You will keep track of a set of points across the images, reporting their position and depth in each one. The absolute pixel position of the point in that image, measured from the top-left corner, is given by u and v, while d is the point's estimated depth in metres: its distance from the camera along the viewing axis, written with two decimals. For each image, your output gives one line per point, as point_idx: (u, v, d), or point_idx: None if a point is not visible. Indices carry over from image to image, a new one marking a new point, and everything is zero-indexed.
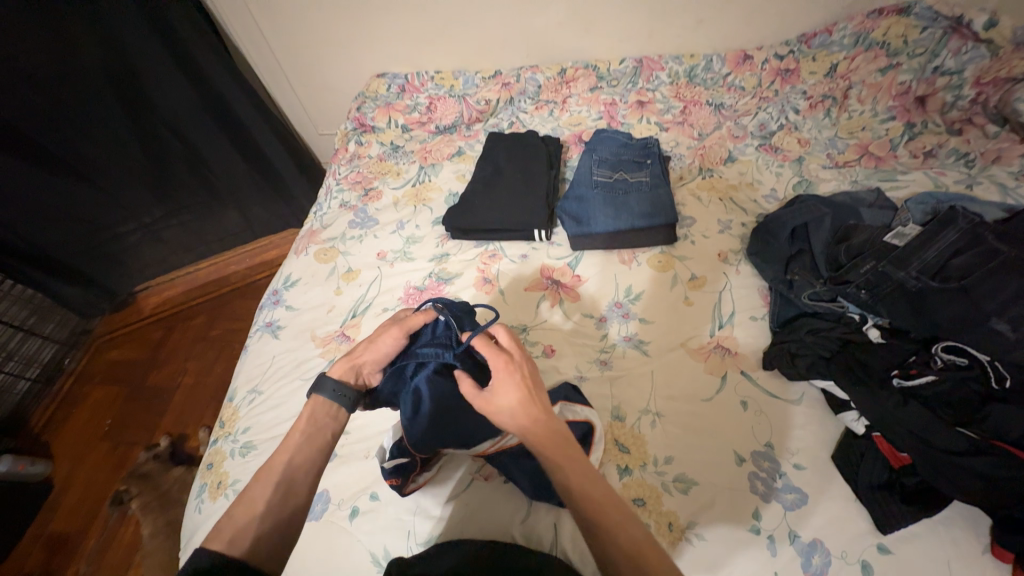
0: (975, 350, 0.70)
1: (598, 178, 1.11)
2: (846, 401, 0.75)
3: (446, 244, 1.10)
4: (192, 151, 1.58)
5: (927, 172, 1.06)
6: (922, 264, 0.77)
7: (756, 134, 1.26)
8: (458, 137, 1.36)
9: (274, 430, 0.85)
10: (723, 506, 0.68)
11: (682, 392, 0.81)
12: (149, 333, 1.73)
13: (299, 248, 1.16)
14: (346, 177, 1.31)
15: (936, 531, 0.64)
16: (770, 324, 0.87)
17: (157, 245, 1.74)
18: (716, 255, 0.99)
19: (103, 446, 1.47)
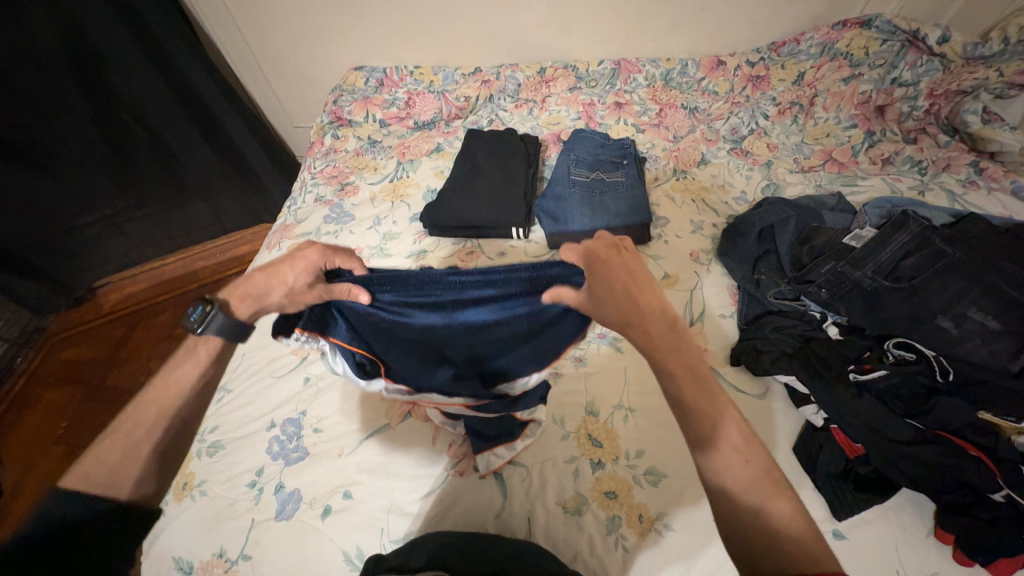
0: (923, 346, 0.74)
1: (575, 177, 1.12)
2: (806, 395, 0.78)
3: (424, 241, 1.09)
4: (158, 140, 1.52)
5: (884, 178, 1.11)
6: (876, 265, 0.81)
7: (728, 138, 1.30)
8: (437, 133, 1.36)
9: (243, 429, 0.84)
10: (691, 497, 0.71)
11: (653, 388, 0.84)
12: (110, 332, 1.66)
13: (271, 243, 1.13)
14: (321, 171, 1.28)
15: (886, 517, 0.68)
16: (738, 321, 0.90)
17: (119, 237, 1.66)
18: (689, 254, 1.02)
19: (59, 449, 1.40)
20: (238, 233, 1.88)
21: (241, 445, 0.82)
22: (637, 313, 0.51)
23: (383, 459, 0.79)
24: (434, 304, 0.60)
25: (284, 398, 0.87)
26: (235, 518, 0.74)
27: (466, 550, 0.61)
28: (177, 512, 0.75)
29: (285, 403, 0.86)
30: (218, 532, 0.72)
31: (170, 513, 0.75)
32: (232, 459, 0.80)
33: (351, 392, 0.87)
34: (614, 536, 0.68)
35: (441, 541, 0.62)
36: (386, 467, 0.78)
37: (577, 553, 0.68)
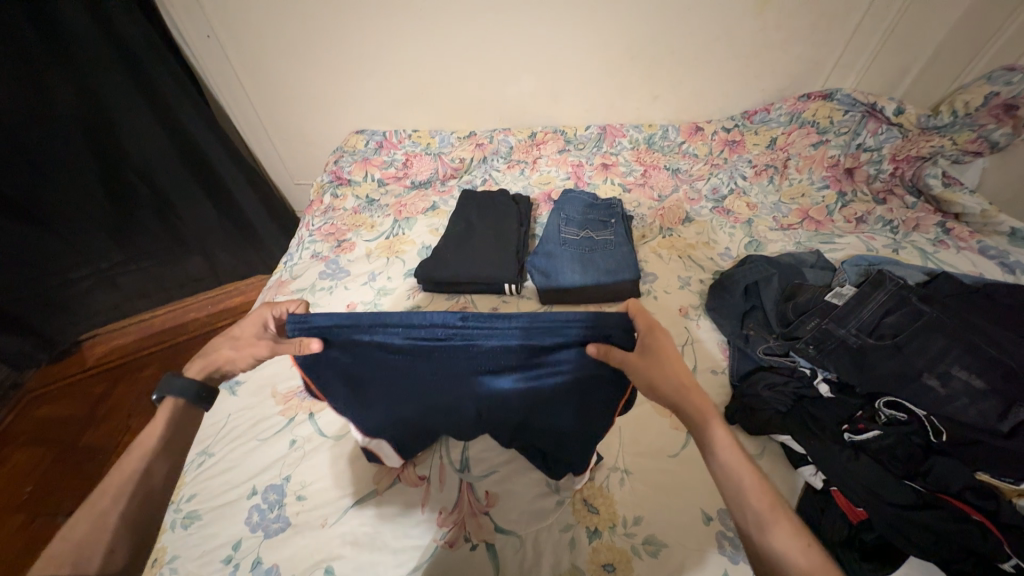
0: (913, 406, 0.74)
1: (566, 235, 1.16)
2: (804, 455, 0.77)
3: (418, 296, 1.11)
4: (160, 198, 1.57)
5: (860, 237, 1.16)
6: (859, 322, 0.84)
7: (710, 197, 1.37)
8: (432, 192, 1.41)
9: (224, 496, 0.80)
10: (691, 566, 0.68)
11: (649, 448, 0.82)
12: (90, 387, 1.63)
13: (265, 299, 1.12)
14: (319, 228, 1.31)
15: None
16: (730, 378, 0.90)
17: (110, 291, 1.68)
18: (678, 309, 1.03)
19: (19, 516, 1.32)
20: (232, 285, 1.92)
21: (221, 514, 0.78)
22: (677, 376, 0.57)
23: (370, 530, 0.74)
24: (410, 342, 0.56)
25: (270, 461, 0.84)
26: None
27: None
28: None
29: (269, 467, 0.83)
30: None
31: None
32: (209, 531, 0.76)
33: (339, 454, 0.84)
34: None
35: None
36: (374, 538, 0.73)
37: None
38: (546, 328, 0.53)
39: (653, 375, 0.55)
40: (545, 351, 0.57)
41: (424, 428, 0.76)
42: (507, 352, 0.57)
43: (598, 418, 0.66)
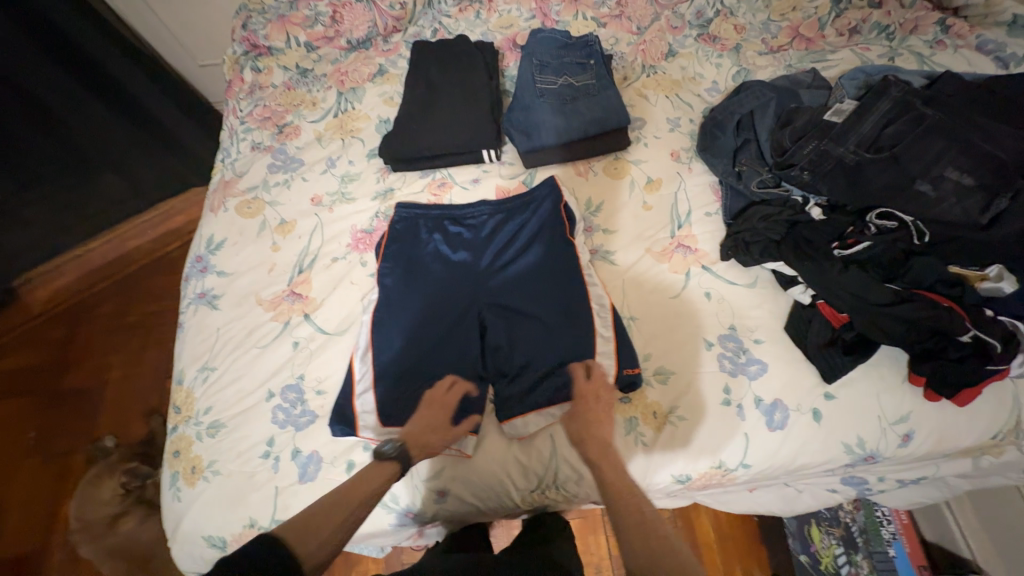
0: (902, 213, 0.77)
1: (541, 85, 1.02)
2: (794, 277, 0.83)
3: (388, 178, 1.01)
4: (36, 107, 1.36)
5: (853, 49, 1.08)
6: (858, 138, 0.81)
7: (694, 24, 1.21)
8: (375, 53, 1.18)
9: (241, 405, 0.79)
10: (700, 391, 0.77)
11: (652, 294, 0.85)
12: (47, 334, 1.56)
13: (213, 204, 0.98)
14: (249, 113, 1.09)
15: (869, 372, 0.77)
16: (724, 218, 0.91)
17: (21, 227, 1.48)
18: (670, 155, 0.98)
19: (37, 457, 1.38)
20: (166, 203, 1.70)
21: (244, 420, 0.78)
22: (642, 291, 0.85)
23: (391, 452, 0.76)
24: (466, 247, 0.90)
25: (276, 365, 0.82)
26: (258, 489, 0.73)
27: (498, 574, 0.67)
28: (196, 493, 0.74)
29: (278, 371, 0.82)
30: (243, 505, 0.73)
31: (188, 497, 0.74)
32: (237, 436, 0.77)
33: (347, 349, 0.84)
34: (633, 434, 0.75)
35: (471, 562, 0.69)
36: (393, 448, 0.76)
37: None
38: (538, 228, 0.90)
39: (616, 276, 0.87)
40: (544, 280, 0.84)
41: (438, 358, 0.80)
42: (523, 272, 0.86)
43: (593, 327, 0.78)
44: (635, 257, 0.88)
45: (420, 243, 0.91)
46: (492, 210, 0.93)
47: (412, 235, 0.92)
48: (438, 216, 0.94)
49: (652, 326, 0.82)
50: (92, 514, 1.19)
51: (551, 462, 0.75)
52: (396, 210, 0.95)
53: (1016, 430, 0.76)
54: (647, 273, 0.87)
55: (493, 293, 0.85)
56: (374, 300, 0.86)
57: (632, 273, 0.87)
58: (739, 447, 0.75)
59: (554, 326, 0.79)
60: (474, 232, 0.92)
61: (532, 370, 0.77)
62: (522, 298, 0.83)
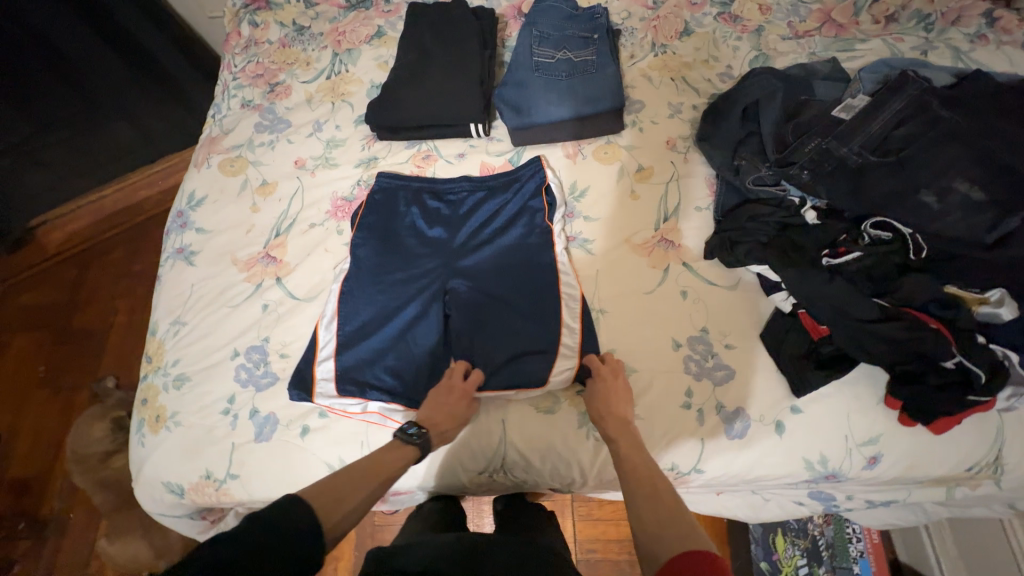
0: (900, 224, 0.70)
1: (539, 59, 0.97)
2: (778, 283, 0.78)
3: (373, 146, 0.98)
4: (51, 51, 1.41)
5: (886, 39, 0.99)
6: (865, 138, 0.75)
7: (716, 1, 1.11)
8: (375, 14, 1.13)
9: (207, 361, 0.81)
10: (661, 392, 0.75)
11: (626, 288, 0.82)
12: (60, 275, 1.61)
13: (198, 160, 0.98)
14: (242, 69, 1.08)
15: (842, 390, 0.73)
16: (714, 214, 0.86)
17: (36, 169, 1.54)
18: (665, 142, 0.92)
19: (44, 390, 1.47)
20: (176, 155, 1.70)
21: (208, 376, 0.80)
22: (616, 285, 0.82)
23: (345, 422, 0.77)
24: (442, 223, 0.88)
25: (244, 325, 0.84)
26: (216, 443, 0.76)
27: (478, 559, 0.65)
28: (159, 441, 0.77)
29: (245, 331, 0.83)
30: (201, 457, 0.76)
31: (151, 443, 0.78)
32: (201, 391, 0.79)
33: (313, 316, 0.84)
34: (586, 428, 0.74)
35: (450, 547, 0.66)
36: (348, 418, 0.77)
37: (551, 445, 0.74)
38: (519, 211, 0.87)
39: (591, 267, 0.84)
40: (516, 264, 0.82)
41: (400, 334, 0.79)
42: (495, 254, 0.84)
43: (558, 316, 0.77)
44: (614, 248, 0.85)
45: (399, 216, 0.89)
46: (473, 187, 0.90)
47: (389, 206, 0.90)
48: (417, 189, 0.91)
49: (624, 321, 0.80)
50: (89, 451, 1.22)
51: (499, 447, 0.74)
52: (377, 179, 0.93)
53: (995, 465, 0.72)
54: (625, 266, 0.83)
55: (463, 274, 0.83)
56: (343, 270, 0.85)
57: (608, 264, 0.84)
58: (693, 452, 0.73)
59: (518, 312, 0.78)
60: (452, 209, 0.90)
61: (492, 355, 0.76)
62: (491, 281, 0.81)
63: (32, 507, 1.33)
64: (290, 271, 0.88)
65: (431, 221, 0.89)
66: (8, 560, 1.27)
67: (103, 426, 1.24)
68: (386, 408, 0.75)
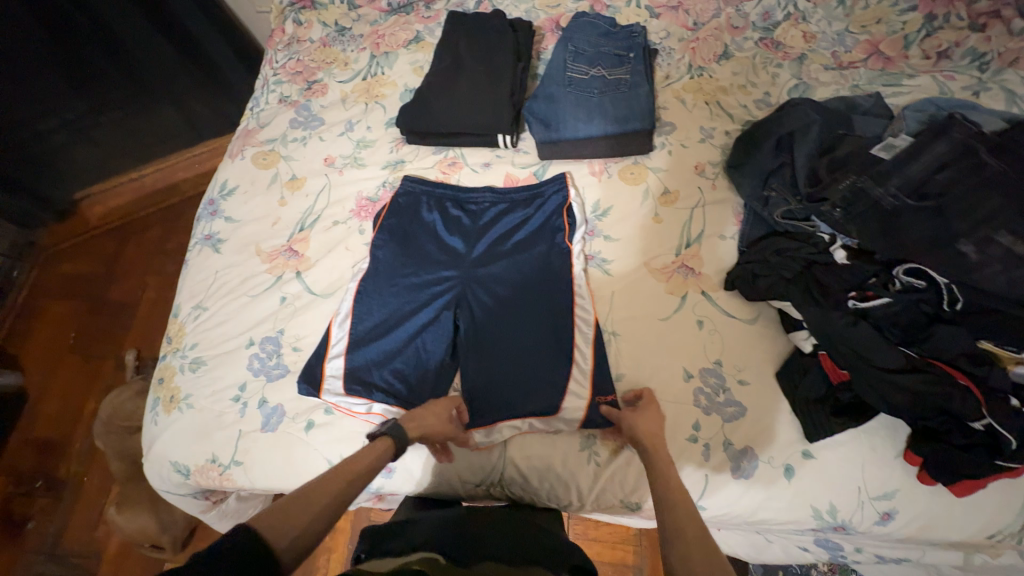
0: (937, 273, 0.67)
1: (572, 74, 0.97)
2: (799, 321, 0.76)
3: (401, 149, 1.00)
4: (106, 35, 1.43)
5: (936, 76, 0.95)
6: (903, 179, 0.72)
7: (758, 25, 1.10)
8: (415, 19, 1.15)
9: (223, 347, 0.84)
10: (668, 423, 0.73)
11: (640, 311, 0.81)
12: (99, 247, 1.69)
13: (234, 151, 1.02)
14: (283, 66, 1.11)
15: (859, 439, 0.70)
16: (739, 244, 0.84)
17: (83, 146, 1.59)
18: (693, 167, 0.91)
19: (73, 356, 1.54)
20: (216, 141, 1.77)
21: (222, 362, 0.82)
22: (629, 307, 0.81)
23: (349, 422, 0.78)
24: (462, 232, 0.89)
25: (262, 315, 0.86)
26: (225, 428, 0.78)
27: (473, 525, 0.64)
28: (171, 420, 0.80)
29: (262, 321, 0.85)
30: (209, 439, 0.78)
31: (164, 422, 0.80)
32: (215, 375, 0.82)
33: (329, 312, 0.86)
34: (588, 451, 0.73)
35: (444, 518, 0.65)
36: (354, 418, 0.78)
37: (550, 465, 0.73)
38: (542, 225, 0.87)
39: (608, 287, 0.83)
40: (531, 280, 0.82)
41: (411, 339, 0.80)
42: (510, 268, 0.84)
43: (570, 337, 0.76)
44: (631, 271, 0.84)
45: (422, 218, 0.91)
46: (495, 197, 0.91)
47: (413, 211, 0.91)
48: (441, 196, 0.92)
49: (636, 347, 0.78)
50: (123, 418, 1.26)
51: (498, 461, 0.75)
52: (402, 183, 0.94)
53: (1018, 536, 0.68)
54: (641, 290, 0.82)
55: (478, 286, 0.83)
56: (362, 270, 0.86)
57: (622, 287, 0.83)
58: (697, 487, 0.71)
59: (529, 328, 0.78)
60: (473, 217, 0.90)
61: (498, 368, 0.76)
62: (503, 293, 0.82)
63: (51, 468, 1.39)
64: (309, 267, 0.90)
65: (453, 229, 0.89)
66: (26, 516, 1.33)
67: (134, 397, 1.28)
68: (390, 411, 0.76)
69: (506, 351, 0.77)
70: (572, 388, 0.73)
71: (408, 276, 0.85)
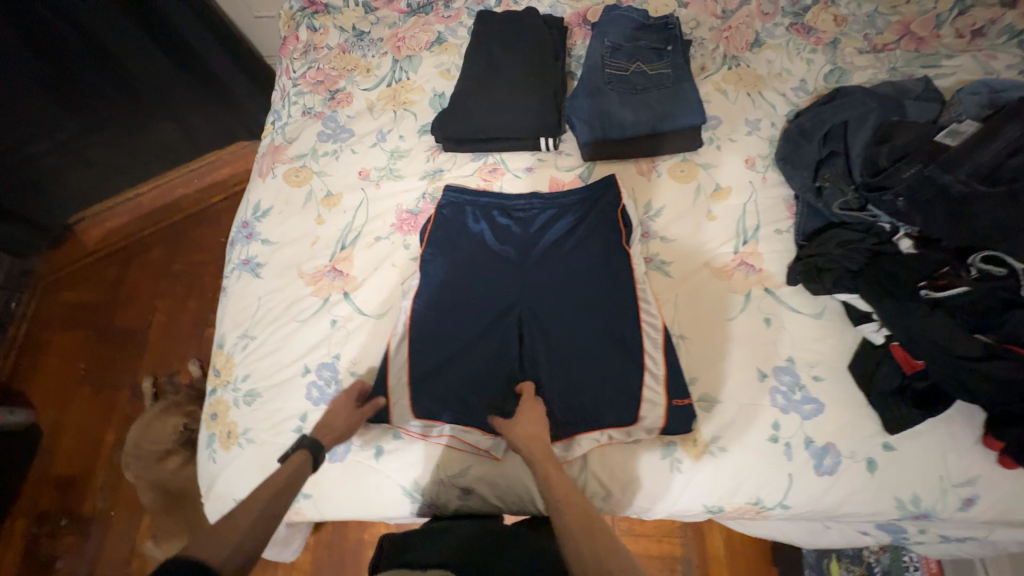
0: (1015, 259, 0.67)
1: (611, 71, 0.94)
2: (868, 313, 0.75)
3: (438, 157, 0.96)
4: (98, 49, 1.36)
5: (976, 56, 0.95)
6: (974, 166, 0.71)
7: (788, 10, 1.08)
8: (435, 19, 1.10)
9: (277, 377, 0.80)
10: (747, 424, 0.72)
11: (706, 313, 0.80)
12: (102, 272, 1.62)
13: (262, 169, 0.97)
14: (302, 75, 1.06)
15: (939, 428, 0.71)
16: (796, 237, 0.83)
17: (78, 167, 1.51)
18: (743, 162, 0.89)
19: (86, 388, 1.47)
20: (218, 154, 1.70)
21: (278, 393, 0.79)
22: (693, 309, 0.80)
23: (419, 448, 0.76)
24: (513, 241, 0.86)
25: (314, 341, 0.82)
26: None
27: (510, 540, 0.66)
28: (231, 457, 0.77)
29: (316, 347, 0.82)
30: None
31: (223, 460, 0.77)
32: (272, 408, 0.78)
33: (383, 334, 0.83)
34: (670, 459, 0.72)
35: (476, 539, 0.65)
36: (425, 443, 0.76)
37: (631, 476, 0.73)
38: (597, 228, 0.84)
39: (670, 289, 0.82)
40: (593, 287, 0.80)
41: (474, 357, 0.77)
42: (569, 276, 0.81)
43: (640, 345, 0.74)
44: (691, 272, 0.83)
45: (469, 227, 0.87)
46: (543, 203, 0.88)
47: (459, 222, 0.87)
48: (486, 206, 0.89)
49: (704, 349, 0.77)
50: (149, 448, 1.20)
51: (580, 477, 0.74)
52: (444, 194, 0.91)
53: None
54: (703, 291, 0.81)
55: (537, 297, 0.80)
56: (414, 287, 0.83)
57: (684, 288, 0.81)
58: (781, 486, 0.71)
59: (597, 337, 0.76)
60: (522, 225, 0.87)
61: (569, 381, 0.74)
62: (565, 302, 0.79)
63: (75, 504, 1.34)
64: (357, 287, 0.87)
65: (504, 238, 0.86)
66: (53, 555, 1.29)
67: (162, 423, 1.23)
68: (463, 433, 0.74)
69: (576, 362, 0.75)
70: (648, 396, 0.72)
71: (466, 289, 0.82)
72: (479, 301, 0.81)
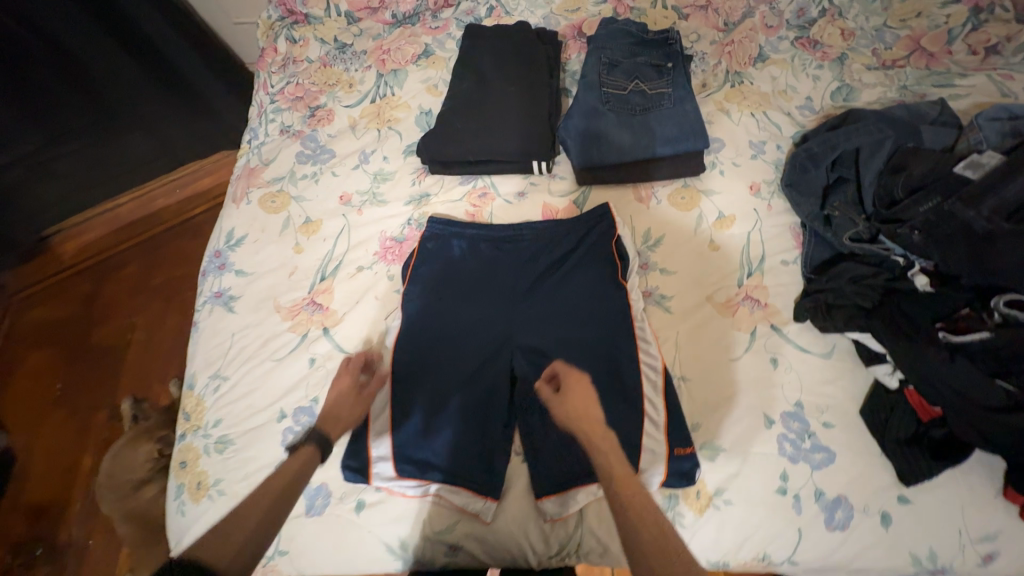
0: None
1: (607, 90, 0.89)
2: (881, 353, 0.71)
3: (425, 180, 0.91)
4: (62, 58, 1.30)
5: (991, 75, 0.91)
6: (998, 202, 0.66)
7: (793, 23, 1.03)
8: (421, 30, 1.05)
9: (250, 422, 0.75)
10: (753, 475, 0.68)
11: (708, 352, 0.75)
12: (76, 287, 1.56)
13: (237, 194, 0.92)
14: (281, 91, 1.00)
15: (956, 479, 0.67)
16: (804, 269, 0.78)
17: (45, 180, 1.45)
18: (747, 188, 0.85)
19: (59, 412, 1.40)
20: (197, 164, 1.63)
21: (251, 440, 0.74)
22: (694, 348, 0.75)
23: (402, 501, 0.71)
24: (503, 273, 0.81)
25: (290, 382, 0.77)
26: None
27: None
28: (200, 511, 0.71)
29: (292, 388, 0.76)
30: None
31: (192, 513, 0.71)
32: (245, 456, 0.73)
33: None
34: (671, 513, 0.68)
35: None
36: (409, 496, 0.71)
37: None
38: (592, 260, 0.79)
39: (670, 326, 0.77)
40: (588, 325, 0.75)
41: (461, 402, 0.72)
42: (563, 312, 0.76)
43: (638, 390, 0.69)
44: (691, 308, 0.78)
45: (456, 258, 0.82)
46: (536, 232, 0.82)
47: (446, 252, 0.82)
48: (473, 238, 0.83)
49: (705, 392, 0.73)
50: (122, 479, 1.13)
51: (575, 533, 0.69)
52: (429, 222, 0.85)
53: None
54: (704, 329, 0.76)
55: (528, 335, 0.75)
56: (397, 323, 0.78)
57: (685, 326, 0.77)
58: (789, 543, 0.66)
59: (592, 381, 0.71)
60: (513, 255, 0.82)
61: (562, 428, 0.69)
62: (557, 341, 0.74)
63: (45, 535, 1.25)
64: (337, 322, 0.81)
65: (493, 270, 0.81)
66: None
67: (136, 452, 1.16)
68: (448, 488, 0.68)
69: None
70: (647, 446, 0.67)
71: (454, 327, 0.76)
72: (467, 340, 0.75)
